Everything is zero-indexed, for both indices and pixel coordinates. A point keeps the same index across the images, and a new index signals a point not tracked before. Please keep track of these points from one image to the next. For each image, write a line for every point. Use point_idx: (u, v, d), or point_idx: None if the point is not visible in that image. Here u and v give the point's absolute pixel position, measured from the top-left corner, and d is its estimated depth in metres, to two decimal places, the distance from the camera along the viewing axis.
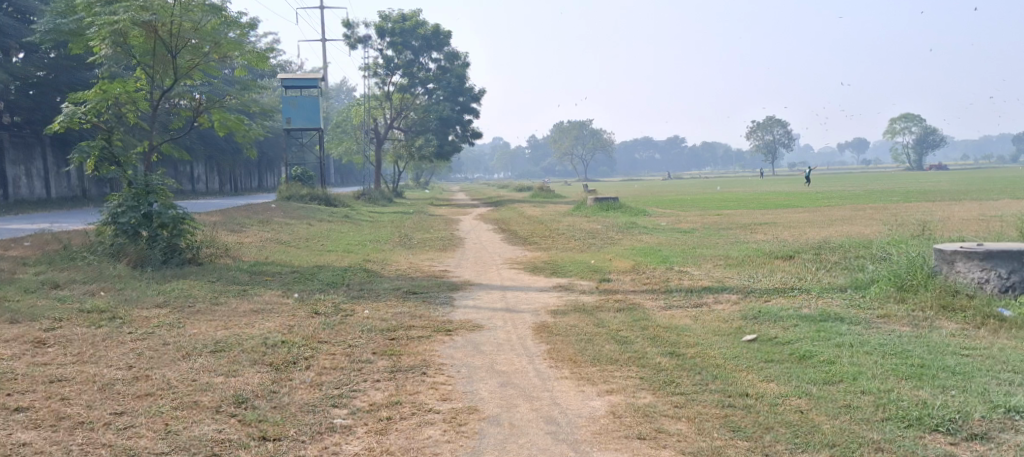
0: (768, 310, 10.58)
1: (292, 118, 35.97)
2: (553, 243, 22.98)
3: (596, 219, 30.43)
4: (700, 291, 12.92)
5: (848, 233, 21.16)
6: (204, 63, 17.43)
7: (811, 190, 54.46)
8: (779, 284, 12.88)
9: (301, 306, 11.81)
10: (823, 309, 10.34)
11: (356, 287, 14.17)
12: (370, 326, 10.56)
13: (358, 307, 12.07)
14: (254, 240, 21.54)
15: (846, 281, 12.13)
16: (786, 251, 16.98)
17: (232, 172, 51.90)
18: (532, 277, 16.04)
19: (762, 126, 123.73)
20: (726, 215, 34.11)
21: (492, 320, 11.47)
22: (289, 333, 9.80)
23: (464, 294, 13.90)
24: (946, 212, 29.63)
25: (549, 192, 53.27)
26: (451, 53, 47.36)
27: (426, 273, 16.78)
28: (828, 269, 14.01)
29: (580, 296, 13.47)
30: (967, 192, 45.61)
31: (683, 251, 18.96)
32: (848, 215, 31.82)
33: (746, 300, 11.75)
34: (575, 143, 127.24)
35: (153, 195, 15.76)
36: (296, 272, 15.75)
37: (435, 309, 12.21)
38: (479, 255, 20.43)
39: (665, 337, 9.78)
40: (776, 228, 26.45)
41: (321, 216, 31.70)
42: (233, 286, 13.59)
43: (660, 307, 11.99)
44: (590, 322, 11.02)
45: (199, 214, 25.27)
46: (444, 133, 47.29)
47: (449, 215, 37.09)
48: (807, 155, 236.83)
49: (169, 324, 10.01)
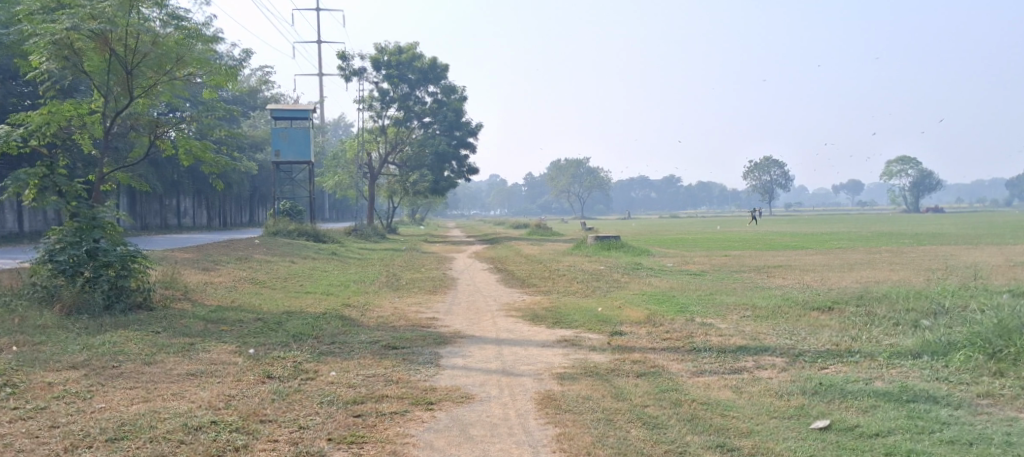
0: (834, 383, 8.56)
1: (282, 151, 33.80)
2: (555, 285, 20.91)
3: (598, 260, 28.36)
4: (736, 351, 10.86)
5: (880, 281, 19.06)
6: (166, 82, 14.91)
7: (814, 232, 52.54)
8: (833, 345, 10.81)
9: (252, 367, 9.67)
10: (901, 384, 8.41)
11: (326, 340, 12.01)
12: (333, 397, 8.43)
13: (324, 368, 9.98)
14: (224, 280, 19.42)
15: (914, 344, 10.09)
16: (823, 301, 14.88)
17: (221, 205, 49.77)
18: (533, 328, 13.86)
19: (760, 167, 121.74)
20: (736, 257, 32.05)
21: (485, 387, 9.34)
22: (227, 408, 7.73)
23: (454, 351, 11.75)
24: (974, 258, 27.56)
25: (547, 229, 51.25)
26: (448, 86, 45.51)
27: (411, 321, 14.66)
28: (885, 330, 11.90)
29: (590, 354, 11.37)
30: (980, 236, 43.53)
31: (701, 298, 16.79)
32: (865, 259, 29.71)
33: (796, 366, 9.76)
34: (573, 180, 125.46)
35: (99, 229, 13.58)
36: (261, 321, 13.61)
37: (416, 371, 10.08)
38: (473, 299, 18.31)
39: (706, 417, 7.69)
40: (795, 273, 24.29)
41: (306, 252, 29.57)
42: (180, 339, 11.38)
43: (690, 371, 9.91)
44: (607, 392, 8.88)
45: (169, 251, 23.18)
46: (440, 169, 45.04)
47: (443, 253, 35.19)
48: (804, 198, 235.10)
49: (73, 394, 7.84)
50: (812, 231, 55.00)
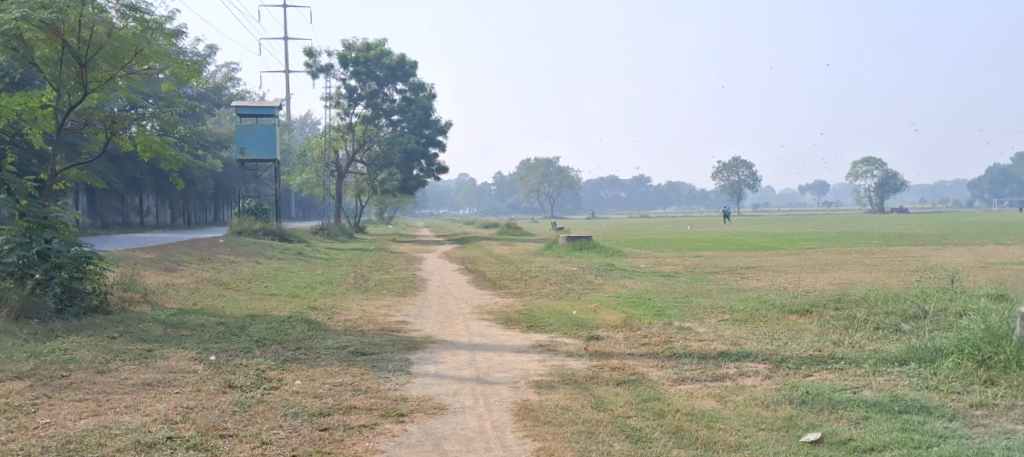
0: (821, 392, 8.24)
1: (246, 149, 33.13)
2: (527, 287, 20.53)
3: (570, 260, 28.03)
4: (717, 357, 10.53)
5: (855, 283, 18.86)
6: (122, 76, 14.32)
7: (783, 232, 52.63)
8: (815, 351, 10.50)
9: (212, 376, 9.27)
10: (891, 392, 8.11)
11: (291, 347, 11.56)
12: (298, 408, 8.04)
13: (288, 378, 9.59)
14: (186, 282, 18.84)
15: (899, 350, 9.80)
16: (801, 304, 14.62)
17: (185, 204, 48.89)
18: (506, 333, 13.46)
19: (727, 167, 122.31)
20: (707, 258, 31.85)
21: (459, 396, 8.94)
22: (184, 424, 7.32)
23: (425, 357, 11.33)
24: (944, 259, 27.55)
25: (517, 228, 50.86)
26: (417, 83, 44.98)
27: (381, 325, 14.22)
28: (868, 334, 11.63)
29: (566, 361, 11.00)
30: (947, 236, 43.70)
31: (677, 300, 16.47)
32: (836, 260, 29.60)
33: (780, 373, 9.43)
34: (543, 180, 125.29)
35: (50, 229, 12.93)
36: (223, 326, 13.14)
37: (386, 380, 9.66)
38: (443, 302, 17.88)
39: (692, 430, 7.37)
40: (768, 274, 24.08)
41: (272, 253, 28.96)
42: (136, 345, 10.90)
43: (671, 379, 9.58)
44: (586, 402, 8.51)
45: (130, 251, 22.52)
46: (409, 167, 44.52)
47: (412, 253, 34.71)
48: (771, 198, 236.61)
49: (16, 407, 7.34)
50: (781, 231, 55.12)
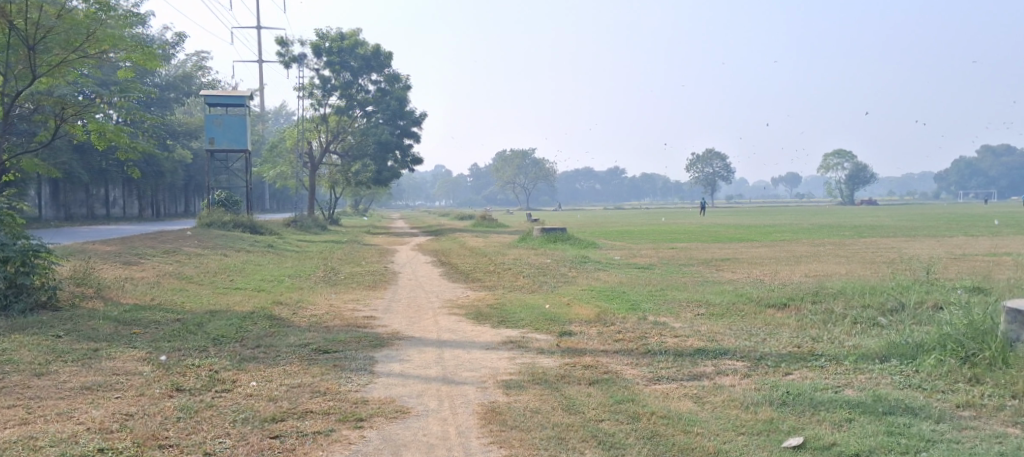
0: (802, 392, 7.83)
1: (216, 139, 32.39)
2: (500, 280, 20.11)
3: (544, 253, 27.60)
4: (694, 355, 10.12)
5: (830, 275, 18.57)
6: (74, 61, 13.68)
7: (758, 223, 52.46)
8: (794, 347, 10.10)
9: (159, 379, 8.82)
10: (873, 391, 7.70)
11: (250, 345, 11.10)
12: (249, 414, 7.64)
13: (243, 378, 9.13)
14: (147, 275, 18.30)
15: (880, 345, 9.40)
16: (778, 297, 14.26)
17: (154, 196, 48.06)
18: (476, 328, 13.01)
19: (702, 159, 122.51)
20: (682, 249, 31.56)
21: (423, 398, 8.48)
22: (125, 441, 6.94)
23: (391, 355, 10.85)
24: (917, 251, 27.40)
25: (492, 220, 50.30)
26: (392, 74, 44.27)
27: (346, 320, 13.76)
28: (848, 329, 11.27)
29: (537, 358, 10.57)
30: (919, 228, 43.68)
31: (652, 294, 16.07)
32: (809, 251, 29.37)
33: (759, 371, 9.02)
34: (518, 172, 124.82)
35: None
36: (179, 323, 12.66)
37: (347, 380, 9.20)
38: (413, 295, 17.42)
39: (669, 434, 7.00)
40: (743, 266, 23.74)
41: (240, 245, 28.33)
42: (82, 345, 10.53)
43: (646, 379, 9.15)
44: (557, 404, 8.10)
45: (90, 244, 21.91)
46: (384, 159, 43.82)
47: (385, 245, 34.19)
48: (745, 190, 237.21)
49: None
50: (755, 222, 55.00)
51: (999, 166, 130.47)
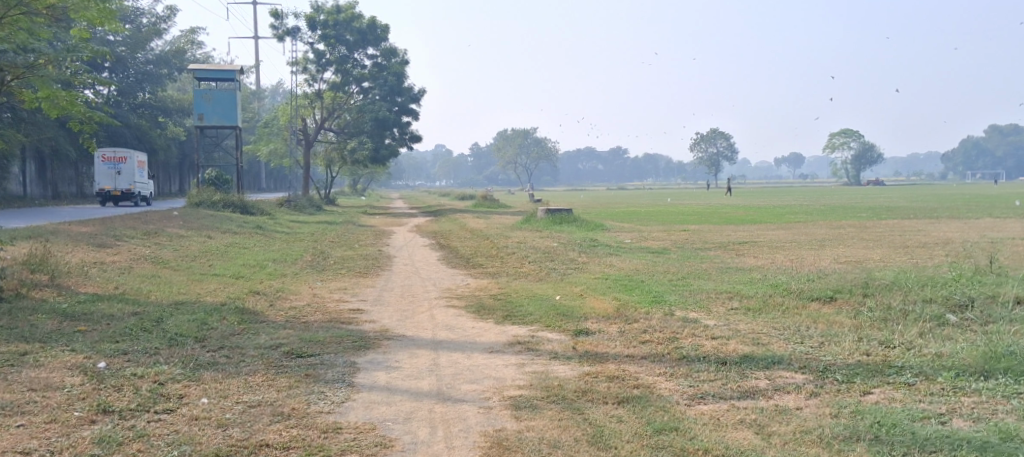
0: (898, 423, 6.14)
1: (206, 115, 30.58)
2: (503, 265, 18.38)
3: (549, 235, 25.82)
4: (740, 363, 8.37)
5: (867, 261, 16.86)
6: (15, 18, 11.44)
7: (770, 204, 50.54)
8: (863, 356, 8.35)
9: (86, 395, 7.12)
10: (994, 426, 6.04)
11: (214, 346, 9.39)
12: (187, 450, 6.14)
13: (192, 394, 7.39)
14: (120, 259, 16.60)
15: (971, 354, 7.70)
16: (822, 289, 12.44)
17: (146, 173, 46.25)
18: (477, 325, 11.27)
19: (704, 139, 120.67)
20: (694, 231, 29.78)
21: (412, 423, 6.75)
22: None
23: (377, 359, 9.11)
24: (946, 233, 25.58)
25: (493, 200, 48.41)
26: (388, 49, 42.37)
27: (330, 314, 12.02)
28: (917, 331, 9.49)
29: (551, 365, 8.84)
30: (937, 209, 41.86)
31: (675, 284, 14.27)
32: (830, 234, 27.54)
33: (829, 390, 7.27)
34: (519, 152, 122.78)
35: None
36: (136, 317, 10.90)
37: (320, 396, 7.51)
38: (407, 283, 15.67)
39: None
40: (764, 251, 21.93)
41: (227, 225, 26.57)
42: (8, 347, 8.79)
43: (687, 396, 7.43)
44: (585, 433, 6.43)
45: (61, 224, 20.18)
46: (381, 136, 41.73)
47: (382, 226, 32.44)
48: (748, 171, 234.88)
49: None
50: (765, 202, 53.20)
51: (1005, 146, 128.43)
